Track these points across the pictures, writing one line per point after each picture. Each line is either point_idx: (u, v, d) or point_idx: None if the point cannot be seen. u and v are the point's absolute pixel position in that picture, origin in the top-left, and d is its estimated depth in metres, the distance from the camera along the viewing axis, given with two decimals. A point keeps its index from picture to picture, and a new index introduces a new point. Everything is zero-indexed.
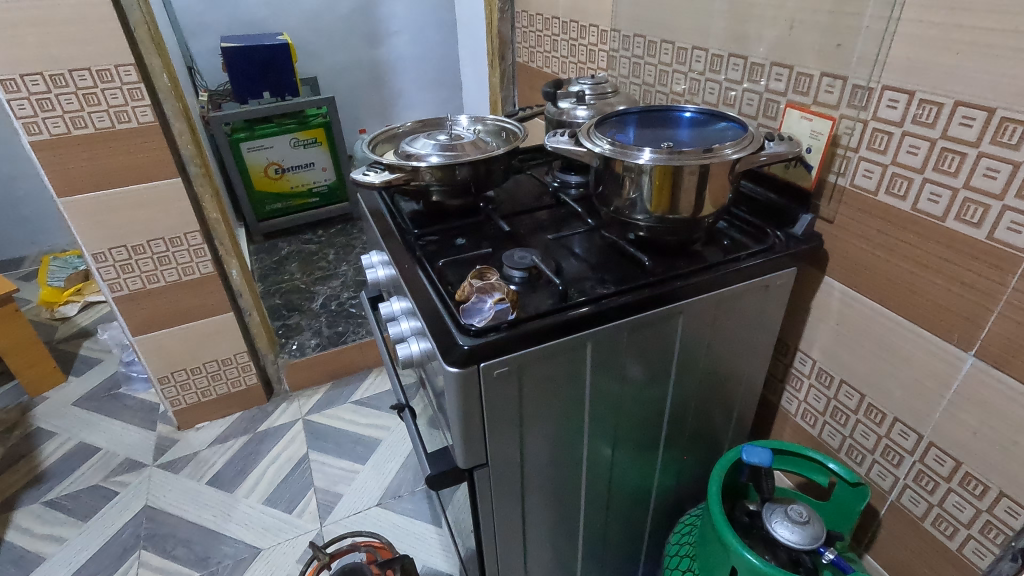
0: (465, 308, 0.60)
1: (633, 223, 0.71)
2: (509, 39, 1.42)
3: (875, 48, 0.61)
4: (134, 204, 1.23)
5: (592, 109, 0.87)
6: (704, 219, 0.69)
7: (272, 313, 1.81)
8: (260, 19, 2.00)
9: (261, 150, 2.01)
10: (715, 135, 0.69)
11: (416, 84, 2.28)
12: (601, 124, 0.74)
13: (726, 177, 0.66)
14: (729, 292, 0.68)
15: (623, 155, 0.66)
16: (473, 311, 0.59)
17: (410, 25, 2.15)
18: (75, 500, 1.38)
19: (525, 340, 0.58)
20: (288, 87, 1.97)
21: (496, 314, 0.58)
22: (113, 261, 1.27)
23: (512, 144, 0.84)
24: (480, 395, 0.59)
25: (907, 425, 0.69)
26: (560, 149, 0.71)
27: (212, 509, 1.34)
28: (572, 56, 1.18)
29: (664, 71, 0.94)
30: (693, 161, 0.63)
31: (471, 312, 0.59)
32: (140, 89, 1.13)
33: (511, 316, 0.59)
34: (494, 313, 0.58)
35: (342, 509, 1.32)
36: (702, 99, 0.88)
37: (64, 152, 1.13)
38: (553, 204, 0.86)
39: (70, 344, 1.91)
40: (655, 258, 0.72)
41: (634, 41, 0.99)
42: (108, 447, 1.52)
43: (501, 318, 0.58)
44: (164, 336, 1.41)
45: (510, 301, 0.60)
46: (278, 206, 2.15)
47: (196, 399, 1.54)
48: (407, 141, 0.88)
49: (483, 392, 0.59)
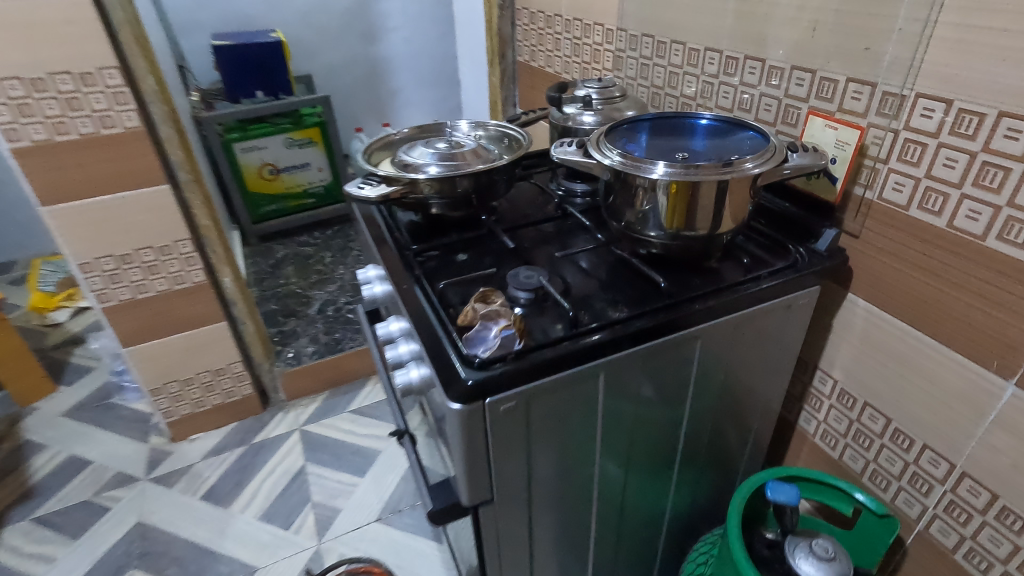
0: (469, 335, 0.56)
1: (646, 239, 0.66)
2: (510, 37, 1.36)
3: (908, 53, 0.56)
4: (121, 212, 1.19)
5: (599, 115, 0.83)
6: (721, 236, 0.65)
7: (268, 319, 1.77)
8: (251, 16, 1.94)
9: (255, 150, 1.96)
10: (732, 145, 0.65)
11: (413, 82, 2.22)
12: (611, 132, 0.70)
13: (746, 192, 0.62)
14: (749, 313, 0.64)
15: (636, 170, 0.62)
16: (478, 339, 0.56)
17: (406, 22, 2.09)
18: (65, 517, 1.34)
19: (533, 373, 0.54)
20: (282, 86, 1.92)
21: (502, 342, 0.55)
22: (101, 271, 1.23)
23: (516, 153, 0.80)
24: (485, 431, 0.55)
25: (938, 452, 0.65)
26: (567, 161, 0.67)
27: (207, 526, 1.30)
28: (576, 55, 1.13)
29: (674, 73, 0.89)
30: (710, 176, 0.59)
31: (476, 341, 0.55)
32: (125, 93, 1.08)
33: (517, 345, 0.55)
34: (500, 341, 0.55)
35: (341, 524, 1.29)
36: (715, 103, 0.83)
37: (46, 159, 1.08)
38: (559, 216, 0.82)
39: (61, 352, 1.87)
40: (669, 276, 0.67)
41: (642, 41, 0.94)
42: (100, 461, 1.47)
43: (507, 348, 0.55)
44: (155, 347, 1.37)
45: (517, 329, 0.56)
46: (273, 208, 2.10)
47: (189, 410, 1.50)
48: (405, 149, 0.83)
49: (488, 427, 0.54)
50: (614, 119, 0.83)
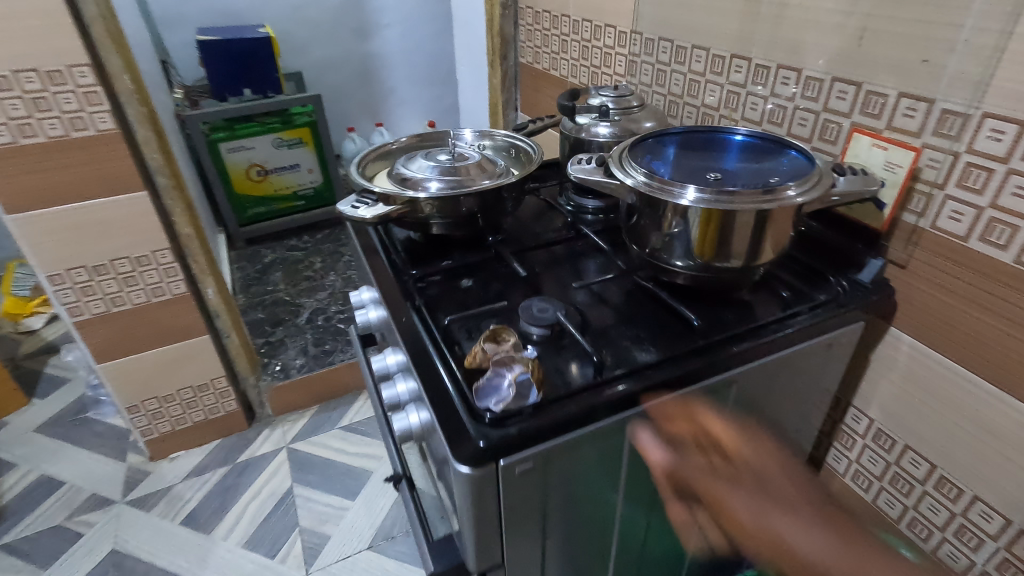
0: (478, 383, 0.49)
1: (673, 269, 0.60)
2: (512, 37, 1.29)
3: (977, 67, 0.50)
4: (94, 220, 1.10)
5: (616, 126, 0.76)
6: (758, 267, 0.58)
7: (254, 329, 1.68)
8: (239, 10, 1.85)
9: (242, 150, 1.86)
10: (770, 167, 0.58)
11: (407, 81, 2.14)
12: (634, 148, 0.64)
13: (787, 221, 0.55)
14: (788, 354, 0.57)
15: (663, 194, 0.56)
16: (489, 388, 0.48)
17: (401, 18, 2.01)
18: (34, 544, 1.25)
19: (553, 429, 0.47)
20: (271, 84, 1.83)
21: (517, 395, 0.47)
22: (73, 283, 1.14)
23: (526, 171, 0.73)
24: (497, 494, 0.48)
25: (991, 506, 0.59)
26: (586, 181, 0.60)
27: (187, 554, 1.22)
28: (585, 58, 1.06)
29: (695, 81, 0.82)
30: (746, 205, 0.53)
31: (486, 392, 0.48)
32: (97, 93, 1.00)
33: (534, 396, 0.48)
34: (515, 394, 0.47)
35: (330, 553, 1.21)
36: (742, 114, 0.76)
37: (10, 164, 0.99)
38: (572, 236, 0.75)
39: (34, 362, 1.77)
40: (698, 309, 0.61)
41: (660, 46, 0.87)
42: (73, 481, 1.39)
43: (523, 402, 0.47)
44: (132, 362, 1.28)
45: (533, 375, 0.49)
46: (261, 210, 2.00)
47: (170, 428, 1.41)
48: (404, 160, 0.76)
49: (501, 491, 0.48)
50: (632, 131, 0.76)
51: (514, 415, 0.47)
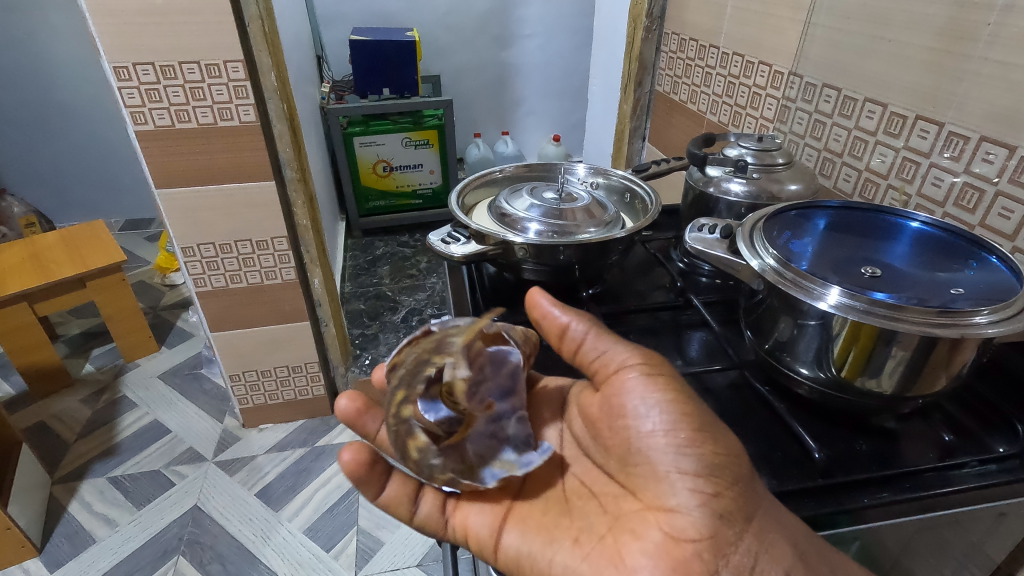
0: (468, 340, 0.52)
1: (793, 377, 0.51)
2: (651, 63, 1.20)
3: None
4: (227, 204, 1.12)
5: (753, 185, 0.65)
6: (913, 400, 0.47)
7: (352, 319, 1.67)
8: (392, 11, 1.88)
9: (373, 146, 1.88)
10: (951, 278, 0.46)
11: (539, 92, 2.12)
12: (772, 220, 0.54)
13: (964, 352, 0.43)
14: (947, 519, 0.46)
15: (797, 290, 0.46)
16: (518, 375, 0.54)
17: (545, 30, 1.98)
18: (136, 484, 1.36)
19: (576, 547, 0.48)
20: (409, 85, 1.85)
21: (500, 449, 0.50)
22: (201, 257, 1.18)
23: (641, 223, 0.65)
24: None
25: None
26: (704, 254, 0.53)
27: (255, 526, 1.27)
28: (728, 96, 0.94)
29: (860, 139, 0.69)
30: (912, 326, 0.41)
31: (495, 360, 0.54)
32: (246, 88, 1.01)
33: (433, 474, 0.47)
34: (505, 458, 0.49)
35: (379, 562, 1.20)
36: (919, 189, 0.63)
37: (163, 145, 1.02)
38: (679, 304, 0.67)
39: (170, 314, 1.93)
40: (821, 429, 0.51)
41: (824, 93, 0.74)
42: (177, 432, 1.49)
43: (463, 455, 0.49)
44: (237, 336, 1.32)
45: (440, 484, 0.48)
46: (381, 203, 2.03)
47: (263, 400, 1.47)
48: (509, 193, 0.72)
49: None
50: (771, 193, 0.65)
51: (433, 462, 0.47)
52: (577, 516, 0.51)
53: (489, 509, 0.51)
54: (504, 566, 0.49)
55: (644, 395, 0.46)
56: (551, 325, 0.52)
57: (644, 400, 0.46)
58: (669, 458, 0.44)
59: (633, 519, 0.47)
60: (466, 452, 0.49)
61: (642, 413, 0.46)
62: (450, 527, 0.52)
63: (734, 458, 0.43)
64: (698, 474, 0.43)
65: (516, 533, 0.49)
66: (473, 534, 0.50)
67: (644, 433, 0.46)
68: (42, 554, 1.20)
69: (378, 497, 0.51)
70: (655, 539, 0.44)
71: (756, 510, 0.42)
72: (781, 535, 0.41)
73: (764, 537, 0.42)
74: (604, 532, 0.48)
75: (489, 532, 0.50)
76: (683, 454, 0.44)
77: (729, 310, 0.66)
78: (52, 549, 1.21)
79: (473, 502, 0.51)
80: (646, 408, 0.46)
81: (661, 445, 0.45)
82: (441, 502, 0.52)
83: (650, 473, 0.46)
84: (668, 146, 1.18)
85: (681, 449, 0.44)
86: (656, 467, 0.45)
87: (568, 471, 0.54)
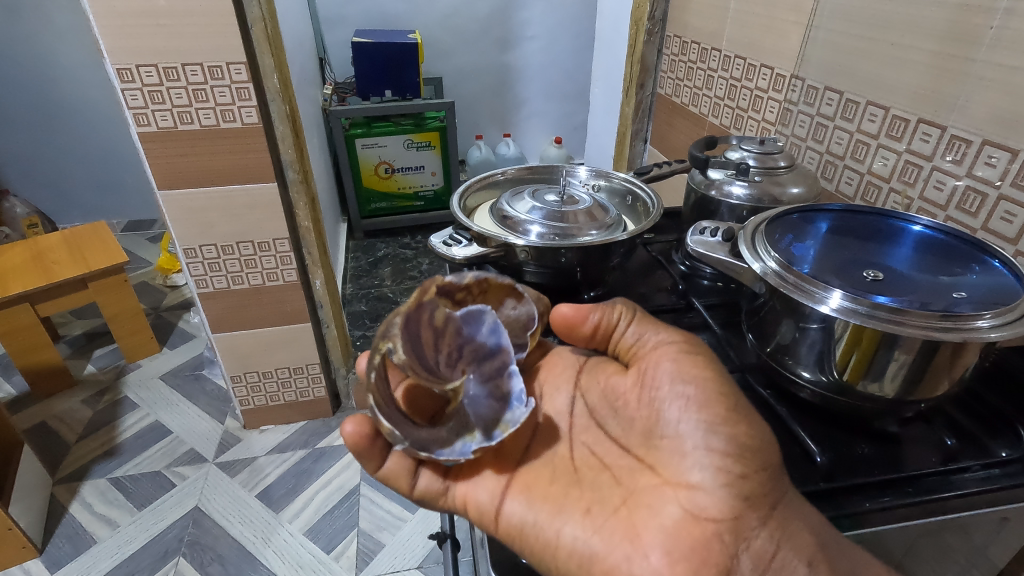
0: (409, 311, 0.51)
1: (795, 380, 0.50)
2: (653, 66, 1.20)
3: None
4: (229, 205, 1.12)
5: (754, 188, 0.65)
6: (916, 404, 0.47)
7: (353, 320, 1.68)
8: (394, 13, 1.89)
9: (375, 148, 1.89)
10: (955, 281, 0.46)
11: (541, 94, 2.12)
12: (773, 223, 0.54)
13: (967, 356, 0.43)
14: (950, 523, 0.45)
15: (799, 294, 0.46)
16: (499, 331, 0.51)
17: (547, 32, 1.99)
18: (137, 485, 1.36)
19: (587, 518, 0.45)
20: (411, 87, 1.86)
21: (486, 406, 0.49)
22: (203, 258, 1.18)
23: (642, 225, 0.65)
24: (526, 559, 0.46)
25: None
26: (705, 257, 0.53)
27: (255, 528, 1.27)
28: (730, 99, 0.94)
29: (862, 142, 0.69)
30: (913, 330, 0.41)
31: (469, 321, 0.52)
32: (249, 89, 1.01)
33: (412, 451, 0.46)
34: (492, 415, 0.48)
35: (379, 564, 1.20)
36: (921, 192, 0.62)
37: (166, 146, 1.03)
38: (681, 307, 0.67)
39: (171, 315, 1.93)
40: (822, 432, 0.51)
41: (825, 97, 0.74)
42: (178, 433, 1.49)
43: (464, 419, 0.49)
44: (238, 337, 1.32)
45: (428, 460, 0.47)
46: (383, 205, 2.03)
47: (264, 402, 1.47)
48: (511, 195, 0.73)
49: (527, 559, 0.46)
50: (773, 196, 0.65)
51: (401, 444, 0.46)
52: (588, 487, 0.48)
53: (491, 477, 0.49)
54: (504, 535, 0.47)
55: (682, 372, 0.46)
56: (597, 327, 0.53)
57: (678, 377, 0.46)
58: (698, 436, 0.43)
59: (650, 494, 0.46)
60: (465, 417, 0.49)
61: (673, 388, 0.45)
62: (449, 495, 0.49)
63: (766, 440, 0.42)
64: (727, 453, 0.42)
65: (520, 501, 0.47)
66: (475, 501, 0.48)
67: (671, 409, 0.45)
68: (42, 555, 1.20)
69: (378, 471, 0.48)
70: (671, 515, 0.43)
71: (779, 498, 0.42)
72: (784, 536, 0.41)
73: (787, 527, 0.42)
74: (618, 505, 0.46)
75: (491, 500, 0.47)
76: (714, 432, 0.43)
77: (730, 313, 0.66)
78: (53, 549, 1.22)
79: (474, 471, 0.49)
80: (676, 384, 0.45)
81: (690, 422, 0.44)
82: (441, 473, 0.49)
83: (676, 448, 0.45)
84: (669, 149, 1.18)
85: (712, 426, 0.43)
86: (682, 442, 0.44)
87: (579, 441, 0.53)
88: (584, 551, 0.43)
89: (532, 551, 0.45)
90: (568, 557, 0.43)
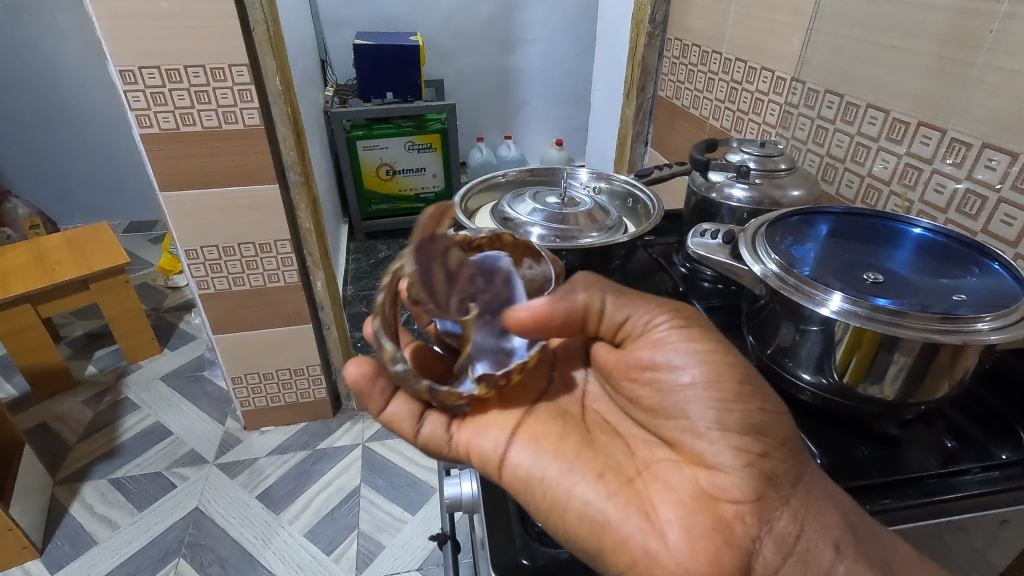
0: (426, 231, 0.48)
1: (795, 381, 0.50)
2: (654, 69, 1.20)
3: None
4: (231, 206, 1.12)
5: (755, 191, 0.66)
6: (917, 405, 0.47)
7: (354, 322, 1.68)
8: (396, 16, 1.89)
9: (376, 150, 1.89)
10: (954, 283, 0.46)
11: (542, 96, 2.12)
12: (773, 225, 0.54)
13: (966, 358, 0.43)
14: (950, 525, 0.46)
15: (798, 295, 0.46)
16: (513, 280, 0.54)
17: (548, 35, 1.99)
18: (138, 485, 1.36)
19: (599, 481, 0.45)
20: (412, 89, 1.86)
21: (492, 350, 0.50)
22: (204, 259, 1.18)
23: (642, 227, 0.65)
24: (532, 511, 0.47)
25: None
26: (706, 259, 0.53)
27: (256, 529, 1.27)
28: (730, 101, 0.95)
29: (862, 145, 0.69)
30: (913, 332, 0.41)
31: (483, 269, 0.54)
32: (251, 91, 1.01)
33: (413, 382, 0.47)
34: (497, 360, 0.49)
35: (379, 565, 1.20)
36: (921, 195, 0.63)
37: (168, 147, 1.03)
38: None
39: (172, 316, 1.93)
40: (822, 434, 0.51)
41: (826, 99, 0.75)
42: (178, 434, 1.50)
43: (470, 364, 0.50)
44: (239, 338, 1.32)
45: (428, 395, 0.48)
46: (384, 207, 2.03)
47: (265, 403, 1.47)
48: (511, 197, 0.73)
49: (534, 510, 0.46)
50: (773, 198, 0.65)
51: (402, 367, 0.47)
52: (601, 450, 0.49)
53: (500, 426, 0.50)
54: (509, 483, 0.48)
55: (683, 347, 0.45)
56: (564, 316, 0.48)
57: (678, 350, 0.45)
58: (710, 416, 0.43)
59: (666, 468, 0.46)
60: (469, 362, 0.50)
61: (678, 365, 0.45)
62: (454, 445, 0.51)
63: (781, 416, 0.42)
64: (744, 432, 0.42)
65: (526, 451, 0.48)
66: (481, 448, 0.49)
67: (677, 384, 0.45)
68: (42, 556, 1.20)
69: (382, 412, 0.50)
70: (687, 491, 0.43)
71: (803, 475, 0.42)
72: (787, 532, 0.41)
73: (814, 504, 0.41)
74: (633, 476, 0.46)
75: (498, 448, 0.48)
76: (727, 410, 0.42)
77: (730, 315, 0.67)
78: (54, 550, 1.22)
79: (480, 422, 0.50)
80: (682, 357, 0.45)
81: (700, 401, 0.44)
82: (446, 421, 0.51)
83: (687, 429, 0.45)
84: (670, 151, 1.18)
85: (725, 405, 0.42)
86: (694, 424, 0.44)
87: (591, 408, 0.54)
88: (593, 514, 0.43)
89: (537, 501, 0.46)
90: (577, 517, 0.43)
